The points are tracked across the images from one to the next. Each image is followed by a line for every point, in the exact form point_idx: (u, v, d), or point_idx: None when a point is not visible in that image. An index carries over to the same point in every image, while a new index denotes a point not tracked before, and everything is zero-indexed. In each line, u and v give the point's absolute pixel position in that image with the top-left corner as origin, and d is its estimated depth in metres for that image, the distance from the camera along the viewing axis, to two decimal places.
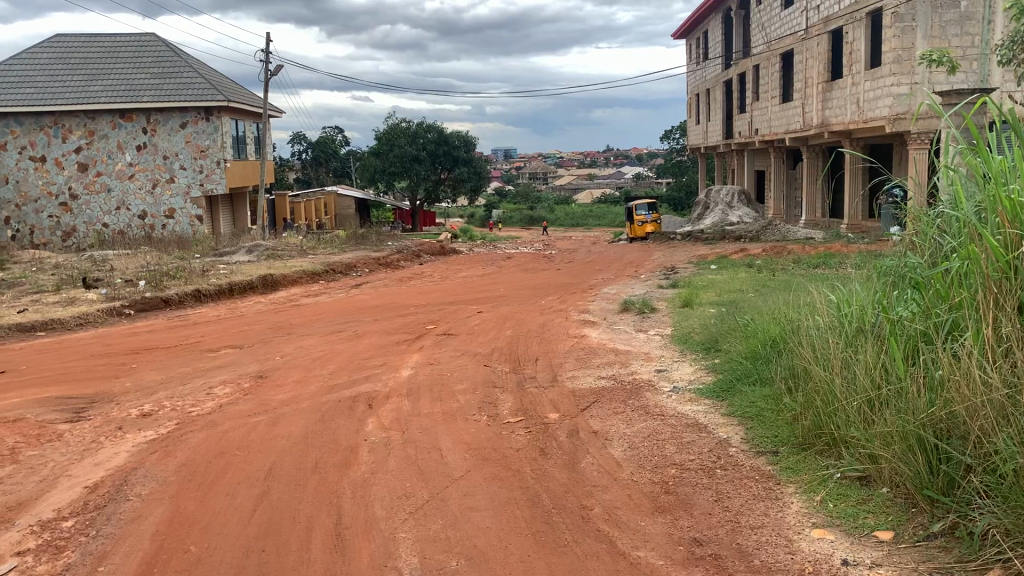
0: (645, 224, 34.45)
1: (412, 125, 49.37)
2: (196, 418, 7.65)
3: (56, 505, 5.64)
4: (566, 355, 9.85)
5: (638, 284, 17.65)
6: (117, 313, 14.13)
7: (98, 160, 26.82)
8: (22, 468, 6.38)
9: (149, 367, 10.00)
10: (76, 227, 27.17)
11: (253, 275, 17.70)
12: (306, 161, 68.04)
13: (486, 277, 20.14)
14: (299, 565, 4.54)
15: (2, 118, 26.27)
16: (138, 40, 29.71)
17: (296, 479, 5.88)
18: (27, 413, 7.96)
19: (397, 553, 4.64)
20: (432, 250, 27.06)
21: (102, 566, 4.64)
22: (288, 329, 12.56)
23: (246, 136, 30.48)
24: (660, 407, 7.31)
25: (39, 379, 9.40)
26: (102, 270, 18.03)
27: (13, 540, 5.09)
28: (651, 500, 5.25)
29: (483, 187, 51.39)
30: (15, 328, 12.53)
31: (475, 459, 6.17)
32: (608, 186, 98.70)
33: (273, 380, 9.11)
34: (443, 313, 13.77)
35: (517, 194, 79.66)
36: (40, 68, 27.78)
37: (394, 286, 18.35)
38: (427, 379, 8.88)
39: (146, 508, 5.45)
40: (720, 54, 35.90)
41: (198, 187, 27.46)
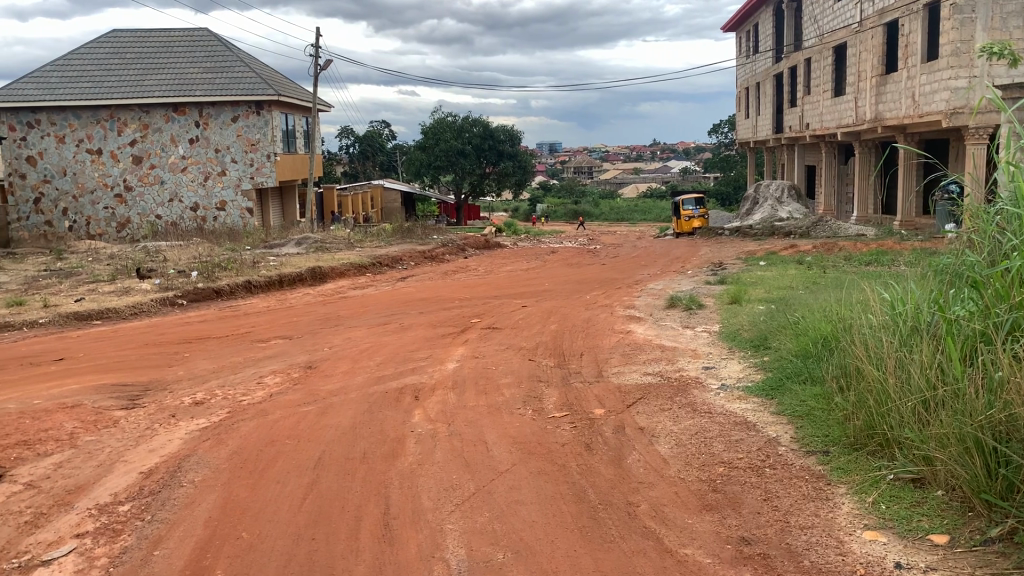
0: (693, 219, 34.08)
1: (458, 120, 49.62)
2: (247, 408, 7.78)
3: (113, 489, 5.79)
4: (611, 350, 9.82)
5: (685, 280, 17.51)
6: (170, 303, 14.43)
7: (152, 153, 27.40)
8: (80, 453, 6.57)
9: (200, 356, 10.21)
10: (130, 218, 27.80)
11: (302, 268, 17.93)
12: (354, 155, 68.68)
13: (531, 272, 20.16)
14: (348, 554, 4.60)
15: (61, 112, 27.03)
16: (192, 35, 30.20)
17: (345, 468, 5.96)
18: (84, 399, 8.18)
19: (445, 544, 4.68)
20: (477, 243, 27.17)
21: (157, 550, 4.76)
22: (336, 321, 12.72)
23: (295, 130, 30.87)
24: (708, 405, 7.25)
25: (97, 366, 9.67)
26: (156, 261, 18.44)
27: (73, 522, 5.25)
28: (698, 498, 5.21)
29: (528, 181, 51.25)
30: (73, 316, 12.88)
31: (521, 453, 6.19)
32: (654, 180, 98.07)
33: (321, 371, 9.24)
34: (488, 307, 13.83)
35: (562, 188, 79.52)
36: (97, 63, 28.48)
37: (440, 279, 18.47)
38: (472, 372, 8.92)
39: (198, 494, 5.57)
40: (770, 47, 35.36)
41: (248, 180, 27.85)
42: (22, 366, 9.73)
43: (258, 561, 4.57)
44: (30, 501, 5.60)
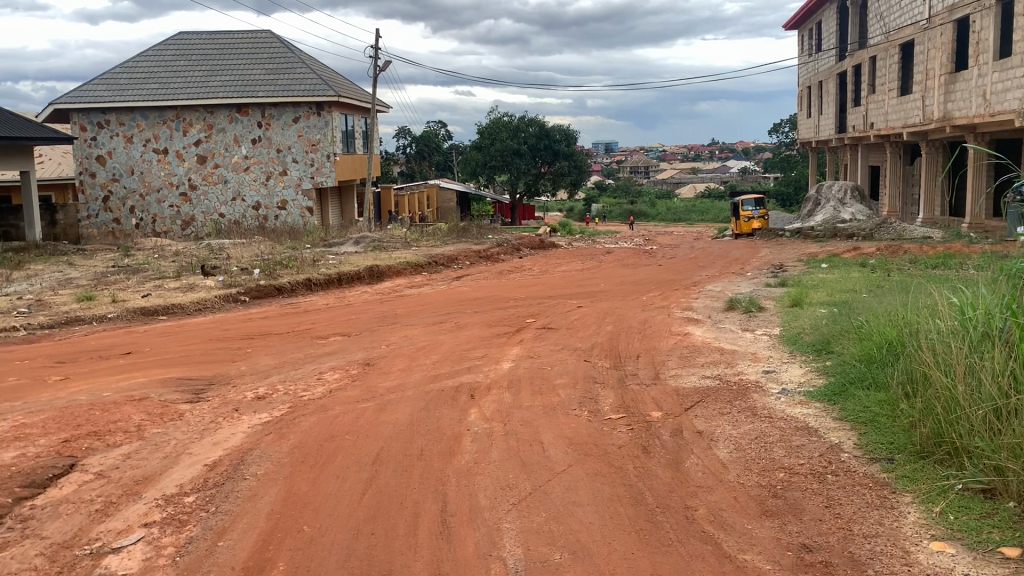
0: (752, 220, 33.59)
1: (515, 120, 49.71)
2: (307, 402, 7.93)
3: (179, 480, 5.95)
4: (669, 352, 9.75)
5: (744, 282, 17.26)
6: (233, 299, 14.77)
7: (216, 153, 28.09)
8: (148, 445, 6.76)
9: (262, 352, 10.42)
10: (195, 217, 28.47)
11: (360, 266, 18.19)
12: (410, 155, 69.29)
13: (587, 272, 20.10)
14: (406, 550, 4.65)
15: (130, 113, 27.87)
16: (254, 36, 30.74)
17: (403, 465, 6.03)
18: (150, 392, 8.42)
19: (502, 543, 4.69)
20: (533, 244, 27.21)
21: (221, 541, 4.88)
22: (393, 319, 12.87)
23: (355, 131, 31.29)
24: (768, 409, 7.14)
25: (163, 360, 9.95)
26: (220, 258, 18.89)
27: (141, 511, 5.41)
28: (758, 504, 5.15)
29: (584, 181, 51.10)
30: (141, 311, 13.25)
31: (577, 454, 6.18)
32: (712, 180, 96.85)
33: (379, 368, 9.36)
34: (543, 307, 13.84)
35: (618, 188, 79.04)
36: (165, 65, 29.27)
37: (495, 279, 18.52)
38: (527, 371, 8.94)
39: (261, 487, 5.69)
40: (834, 45, 34.66)
41: (308, 180, 28.29)
42: (92, 359, 10.06)
43: (318, 555, 4.64)
44: (101, 490, 5.79)
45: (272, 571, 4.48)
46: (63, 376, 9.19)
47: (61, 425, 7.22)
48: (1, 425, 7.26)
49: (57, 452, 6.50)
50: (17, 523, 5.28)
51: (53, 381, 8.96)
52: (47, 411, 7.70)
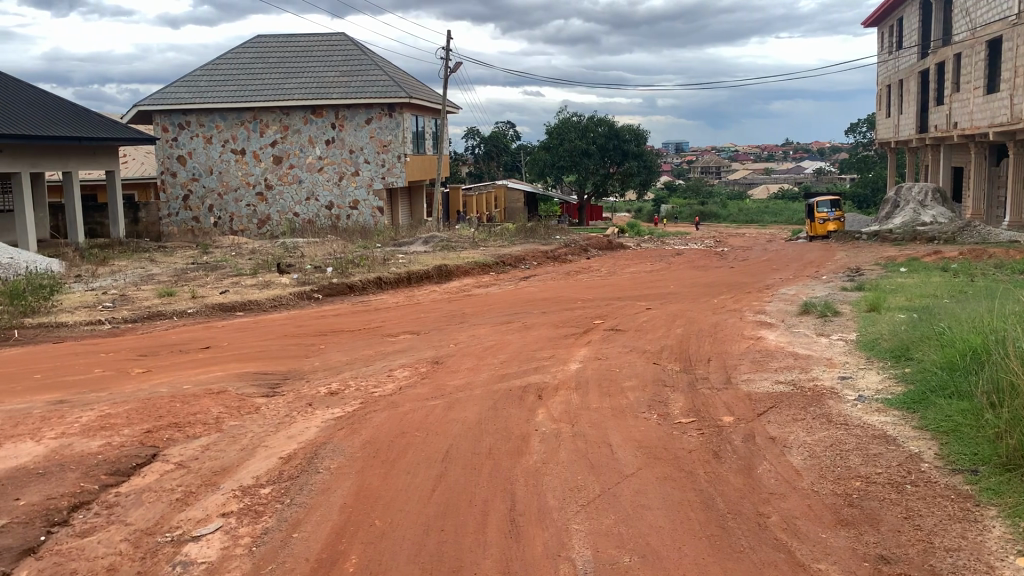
0: (827, 222, 32.80)
1: (584, 120, 49.54)
2: (378, 399, 8.06)
3: (255, 472, 6.11)
4: (740, 356, 9.61)
5: (818, 285, 16.87)
6: (307, 296, 15.09)
7: (291, 153, 28.77)
8: (225, 437, 6.97)
9: (334, 348, 10.64)
10: (270, 216, 29.19)
11: (429, 265, 18.40)
12: (479, 155, 69.60)
13: (655, 274, 19.93)
14: (475, 548, 4.69)
15: (209, 114, 28.74)
16: (329, 39, 31.31)
17: (473, 463, 6.07)
18: (228, 385, 8.67)
19: (571, 544, 4.70)
20: (601, 244, 27.11)
21: (296, 533, 5.00)
22: (461, 318, 12.96)
23: (425, 132, 31.64)
24: (844, 416, 6.98)
25: (240, 355, 10.24)
26: (294, 256, 19.34)
27: (220, 501, 5.58)
28: (834, 512, 5.03)
29: (653, 181, 50.55)
30: (218, 307, 13.65)
31: (647, 457, 6.14)
32: (785, 181, 94.89)
33: (448, 366, 9.45)
34: (611, 308, 13.78)
35: (688, 189, 78.05)
36: (242, 67, 30.08)
37: (563, 280, 18.51)
38: (595, 373, 8.92)
39: (334, 481, 5.82)
40: (915, 42, 33.59)
41: (379, 180, 28.69)
42: (173, 353, 10.42)
43: (390, 549, 4.72)
44: (181, 480, 5.99)
45: (345, 564, 4.57)
46: (145, 368, 9.53)
47: (144, 416, 7.49)
48: (89, 414, 7.58)
49: (140, 442, 6.75)
50: (104, 509, 5.50)
51: (136, 373, 9.30)
52: (131, 402, 7.99)
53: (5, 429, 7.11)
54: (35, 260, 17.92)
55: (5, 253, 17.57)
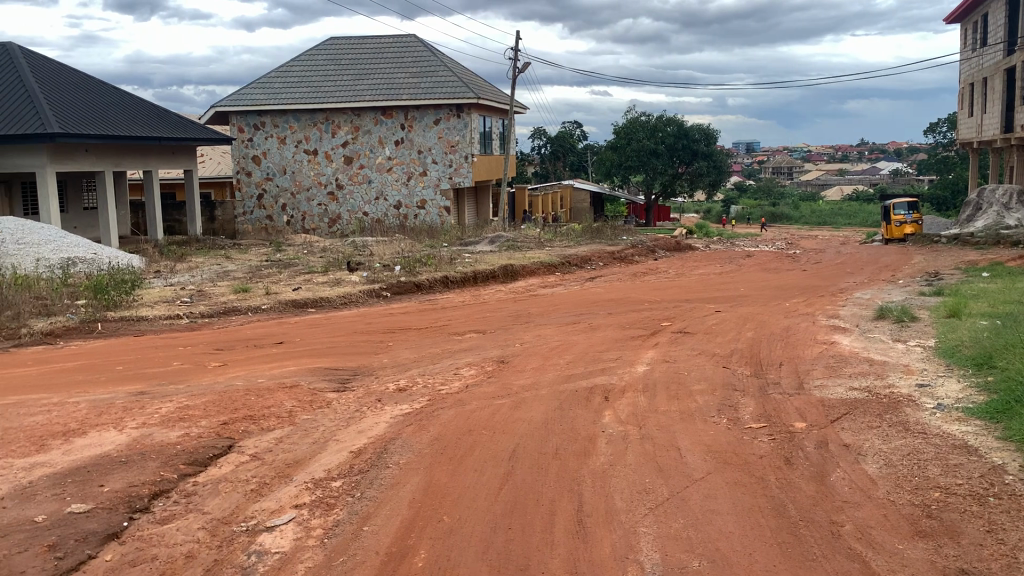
0: (904, 225, 31.85)
1: (653, 119, 49.08)
2: (445, 396, 8.14)
3: (326, 465, 6.25)
4: (813, 361, 9.42)
5: (895, 290, 16.39)
6: (376, 295, 15.32)
7: (362, 154, 29.25)
8: (298, 430, 7.13)
9: (402, 346, 10.78)
10: (340, 215, 29.69)
11: (495, 265, 18.49)
12: (545, 155, 69.49)
13: (724, 276, 19.64)
14: (543, 547, 4.70)
15: (283, 115, 29.42)
16: (400, 40, 31.71)
17: (539, 462, 6.09)
18: (301, 380, 8.88)
19: (639, 547, 4.68)
20: (670, 245, 26.85)
21: (367, 526, 5.09)
22: (527, 318, 13.00)
23: (493, 132, 31.77)
24: (922, 425, 6.77)
25: (311, 350, 10.47)
26: (364, 255, 19.63)
27: (293, 493, 5.72)
28: (910, 523, 4.90)
29: (723, 182, 49.77)
30: (291, 304, 13.96)
31: (716, 462, 6.07)
32: (859, 182, 92.54)
33: (513, 365, 9.50)
34: (679, 310, 13.64)
35: (758, 189, 76.72)
36: (315, 69, 30.70)
37: (629, 281, 18.39)
38: (663, 375, 8.85)
39: (402, 476, 5.89)
40: (1001, 39, 32.35)
41: (446, 180, 28.94)
42: (248, 347, 10.71)
43: (458, 545, 4.77)
44: (256, 471, 6.15)
45: (414, 558, 4.63)
46: (222, 361, 9.82)
47: (220, 407, 7.73)
48: (168, 405, 7.84)
49: (217, 433, 6.96)
50: (182, 498, 5.69)
51: (213, 366, 9.58)
52: (208, 394, 8.26)
53: (90, 418, 7.40)
54: (117, 255, 18.59)
55: (89, 249, 18.27)
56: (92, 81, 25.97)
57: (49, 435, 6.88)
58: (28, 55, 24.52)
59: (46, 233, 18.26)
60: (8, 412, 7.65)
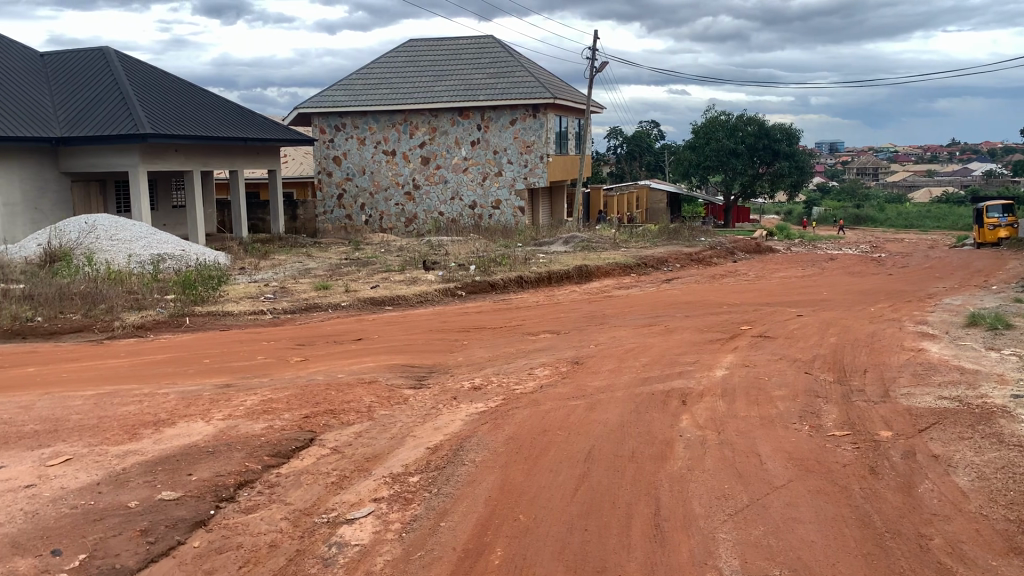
0: (998, 228, 30.55)
1: (733, 118, 48.22)
2: (520, 396, 8.17)
3: (404, 461, 6.34)
4: (900, 369, 9.11)
5: (988, 296, 15.75)
6: (451, 294, 15.48)
7: (439, 154, 29.58)
8: (376, 425, 7.27)
9: (477, 345, 10.86)
10: (417, 215, 30.07)
11: (570, 265, 18.47)
12: (621, 155, 68.94)
13: (806, 279, 19.14)
14: (620, 550, 4.69)
15: (363, 116, 29.98)
16: (478, 41, 31.94)
17: (615, 465, 6.06)
18: (379, 376, 9.04)
19: (718, 553, 4.62)
20: (749, 247, 26.36)
21: (443, 522, 5.15)
22: (602, 319, 12.95)
23: (568, 132, 31.72)
24: (1017, 438, 6.49)
25: (388, 347, 10.64)
26: (440, 254, 19.86)
27: (372, 487, 5.83)
28: (1005, 539, 4.72)
29: (805, 183, 48.51)
30: (369, 301, 14.22)
31: (798, 469, 5.93)
32: (950, 183, 89.20)
33: (588, 367, 9.47)
34: (759, 314, 13.37)
35: (842, 191, 74.54)
36: (395, 71, 31.17)
37: (707, 283, 18.11)
38: (742, 380, 8.70)
39: (478, 474, 5.95)
40: None
41: (522, 180, 29.02)
42: (327, 343, 10.97)
43: (534, 545, 4.79)
44: (337, 464, 6.30)
45: (490, 556, 4.67)
46: (302, 357, 10.07)
47: (302, 401, 7.92)
48: (252, 398, 8.08)
49: (299, 426, 7.14)
50: (265, 488, 5.86)
51: (294, 361, 9.82)
52: (290, 388, 8.48)
53: (179, 409, 7.68)
54: (205, 252, 19.24)
55: (178, 245, 18.97)
56: (183, 84, 26.95)
57: (140, 425, 7.16)
58: (123, 59, 25.60)
59: (137, 230, 18.96)
60: (102, 401, 8.00)
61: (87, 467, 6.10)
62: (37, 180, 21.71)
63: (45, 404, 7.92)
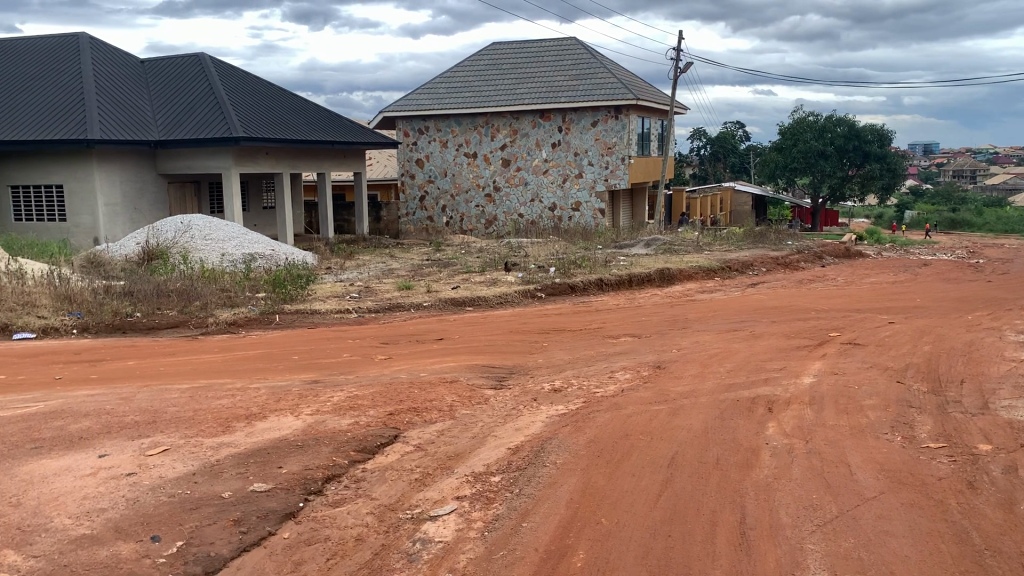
0: None
1: (821, 119, 46.99)
2: (601, 399, 8.15)
3: (485, 460, 6.41)
4: (1000, 380, 8.74)
5: None
6: (531, 295, 15.55)
7: (519, 156, 29.72)
8: (458, 424, 7.36)
9: (557, 347, 10.88)
10: (497, 216, 30.27)
11: (652, 268, 18.30)
12: (704, 157, 67.89)
13: (898, 285, 18.54)
14: (704, 557, 4.64)
15: (446, 119, 30.36)
16: (561, 43, 31.96)
17: (699, 471, 5.99)
18: (460, 376, 9.15)
19: (806, 564, 4.53)
20: (837, 252, 25.61)
21: (525, 522, 5.18)
22: (684, 323, 12.81)
23: (651, 133, 31.44)
24: None
25: (469, 347, 10.75)
26: (520, 255, 19.98)
27: (454, 485, 5.91)
28: None
29: (897, 185, 46.92)
30: (451, 302, 14.40)
31: (890, 481, 5.75)
32: None
33: (670, 371, 9.37)
34: (849, 320, 12.99)
35: (937, 193, 71.73)
36: (478, 74, 31.46)
37: (794, 288, 17.71)
38: (831, 389, 8.46)
39: (560, 476, 5.97)
40: None
41: (602, 181, 28.87)
42: (410, 342, 11.16)
43: (616, 548, 4.78)
44: (419, 461, 6.40)
45: (572, 558, 4.68)
46: (387, 355, 10.27)
47: (386, 399, 8.08)
48: (339, 394, 8.28)
49: (384, 423, 7.29)
50: (352, 483, 6.00)
51: (379, 359, 10.04)
52: (376, 385, 8.66)
53: (269, 403, 7.93)
54: (293, 252, 19.79)
55: (268, 246, 19.54)
56: (273, 89, 27.78)
57: (233, 418, 7.42)
58: (218, 65, 26.54)
59: (229, 230, 19.61)
60: (198, 395, 8.32)
61: (184, 457, 6.36)
62: (137, 181, 22.66)
63: (144, 395, 8.29)
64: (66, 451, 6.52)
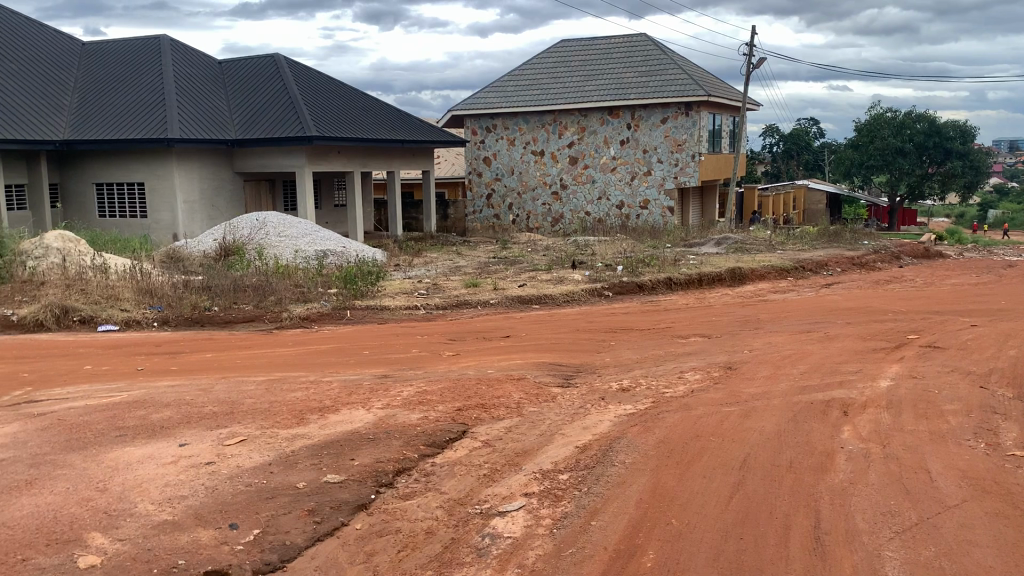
0: None
1: (900, 115, 45.59)
2: (670, 399, 8.07)
3: (553, 458, 6.42)
4: None
5: None
6: (598, 294, 15.48)
7: (587, 154, 29.65)
8: (525, 422, 7.38)
9: (625, 346, 10.81)
10: (563, 214, 30.22)
11: (722, 268, 18.03)
12: (777, 154, 66.48)
13: (982, 287, 17.81)
14: (777, 560, 4.57)
15: (514, 117, 30.50)
16: (631, 39, 31.69)
17: (771, 474, 5.89)
18: (528, 373, 9.17)
19: (883, 571, 4.43)
20: (916, 252, 24.78)
21: (595, 521, 5.18)
22: (756, 324, 12.59)
23: (722, 130, 30.93)
24: None
25: (537, 345, 10.76)
26: (587, 254, 19.89)
27: (522, 482, 5.94)
28: None
29: (981, 184, 45.20)
30: (517, 300, 14.44)
31: (973, 489, 5.56)
32: None
33: (742, 372, 9.23)
34: (928, 323, 12.57)
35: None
36: (546, 71, 31.49)
37: (871, 289, 17.23)
38: (910, 392, 8.22)
39: (629, 475, 5.94)
40: None
41: (671, 179, 28.52)
42: (478, 339, 11.23)
43: (686, 549, 4.75)
44: (488, 457, 6.45)
45: (642, 558, 4.66)
46: (455, 352, 10.34)
47: (455, 395, 8.16)
48: (408, 389, 8.39)
49: (452, 418, 7.37)
50: (421, 477, 6.08)
51: (447, 355, 10.13)
52: (444, 381, 8.76)
53: (341, 397, 8.09)
54: (363, 249, 20.07)
55: (339, 243, 19.87)
56: (346, 88, 28.25)
57: (307, 411, 7.59)
58: (292, 65, 27.12)
59: (302, 227, 20.03)
60: (273, 387, 8.55)
61: (260, 448, 6.54)
62: (214, 178, 23.33)
63: (222, 387, 8.54)
64: (149, 439, 6.77)
